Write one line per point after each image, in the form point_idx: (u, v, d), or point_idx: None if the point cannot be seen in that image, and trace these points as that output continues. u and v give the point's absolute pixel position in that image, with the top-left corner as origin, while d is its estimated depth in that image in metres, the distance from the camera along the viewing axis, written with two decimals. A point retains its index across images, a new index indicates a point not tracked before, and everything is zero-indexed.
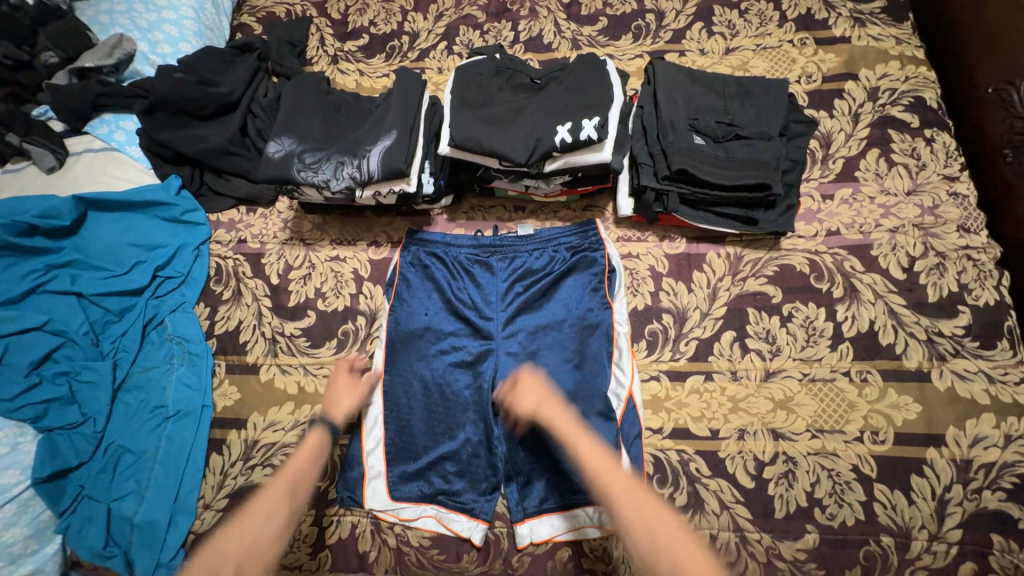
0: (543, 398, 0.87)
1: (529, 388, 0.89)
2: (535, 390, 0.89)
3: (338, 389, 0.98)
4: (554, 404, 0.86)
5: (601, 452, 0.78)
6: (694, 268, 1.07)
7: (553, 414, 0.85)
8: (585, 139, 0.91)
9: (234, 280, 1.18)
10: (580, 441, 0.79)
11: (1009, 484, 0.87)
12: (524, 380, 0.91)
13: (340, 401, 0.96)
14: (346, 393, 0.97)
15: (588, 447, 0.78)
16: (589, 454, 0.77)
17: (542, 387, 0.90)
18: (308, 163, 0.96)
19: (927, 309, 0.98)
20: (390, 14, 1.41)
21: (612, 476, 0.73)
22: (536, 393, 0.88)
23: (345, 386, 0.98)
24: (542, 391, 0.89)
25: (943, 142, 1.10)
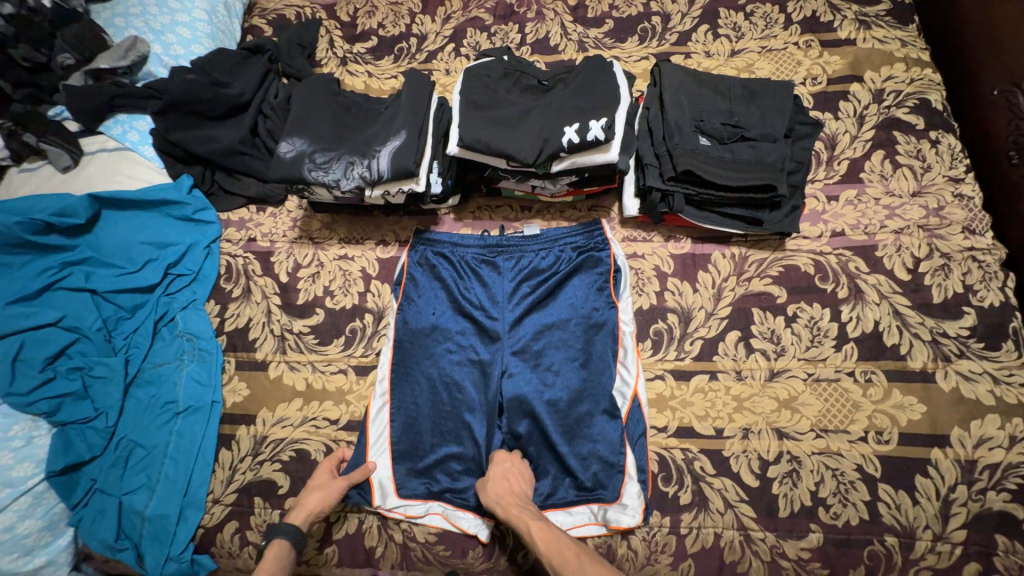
0: (506, 494, 0.88)
1: (494, 483, 0.91)
2: (501, 482, 0.91)
3: (310, 487, 0.94)
4: (517, 497, 0.88)
5: (554, 531, 0.80)
6: (699, 268, 1.08)
7: (514, 508, 0.86)
8: (592, 140, 0.92)
9: (244, 278, 1.20)
10: (532, 522, 0.82)
11: (1014, 485, 0.87)
12: (493, 470, 0.94)
13: (311, 497, 0.91)
14: (315, 492, 0.92)
15: (541, 529, 0.80)
16: (543, 536, 0.79)
17: (510, 477, 0.92)
18: (319, 163, 0.98)
19: (932, 310, 0.99)
20: (398, 16, 1.43)
21: (566, 551, 0.75)
22: (500, 485, 0.90)
23: (319, 482, 0.94)
24: (507, 485, 0.90)
25: (948, 143, 1.10)
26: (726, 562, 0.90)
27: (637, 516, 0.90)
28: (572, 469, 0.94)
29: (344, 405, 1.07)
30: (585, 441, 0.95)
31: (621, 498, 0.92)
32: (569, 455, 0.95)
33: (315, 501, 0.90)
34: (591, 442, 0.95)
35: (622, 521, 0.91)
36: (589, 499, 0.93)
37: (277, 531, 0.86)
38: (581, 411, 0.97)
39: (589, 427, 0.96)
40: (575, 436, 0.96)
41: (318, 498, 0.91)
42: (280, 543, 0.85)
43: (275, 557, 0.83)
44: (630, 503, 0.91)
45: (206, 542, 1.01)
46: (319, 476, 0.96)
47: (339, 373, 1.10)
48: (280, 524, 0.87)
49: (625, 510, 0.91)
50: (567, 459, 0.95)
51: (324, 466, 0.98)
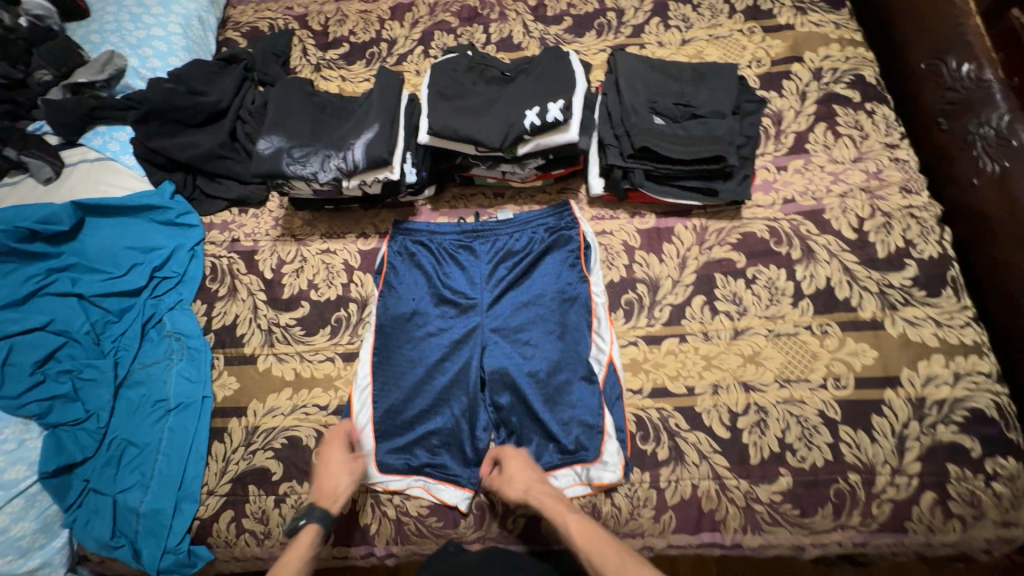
0: (533, 483, 0.94)
1: (517, 475, 0.95)
2: (518, 474, 0.95)
3: (334, 472, 0.97)
4: (540, 484, 0.94)
5: (589, 523, 0.87)
6: (664, 240, 1.15)
7: (541, 497, 0.91)
8: (552, 121, 0.99)
9: (229, 277, 1.23)
10: (567, 516, 0.88)
11: (961, 417, 0.94)
12: (511, 464, 0.97)
13: (334, 482, 0.96)
14: (342, 477, 0.96)
15: (578, 523, 0.87)
16: (580, 530, 0.86)
17: (526, 466, 0.97)
18: (296, 158, 1.03)
19: (878, 264, 1.07)
20: (369, 23, 1.50)
21: (605, 545, 0.83)
22: (520, 477, 0.95)
23: (341, 465, 0.98)
24: (526, 475, 0.95)
25: (883, 113, 1.20)
26: (705, 511, 0.95)
27: (619, 469, 0.95)
28: (555, 432, 0.99)
29: (332, 391, 1.10)
30: (565, 407, 1.01)
31: (603, 455, 0.97)
32: (551, 420, 1.00)
33: (343, 486, 0.96)
34: (571, 406, 1.00)
35: (604, 477, 0.96)
36: (574, 461, 0.97)
37: (308, 516, 0.92)
38: (561, 379, 1.02)
39: (568, 392, 1.01)
40: (555, 402, 1.01)
41: (344, 481, 0.96)
42: (311, 527, 0.91)
43: (308, 542, 0.89)
44: (612, 458, 0.96)
45: (201, 533, 1.02)
46: (332, 457, 0.98)
47: (326, 361, 1.13)
48: (312, 510, 0.92)
49: (607, 467, 0.96)
50: (549, 424, 0.99)
51: (333, 446, 1.00)
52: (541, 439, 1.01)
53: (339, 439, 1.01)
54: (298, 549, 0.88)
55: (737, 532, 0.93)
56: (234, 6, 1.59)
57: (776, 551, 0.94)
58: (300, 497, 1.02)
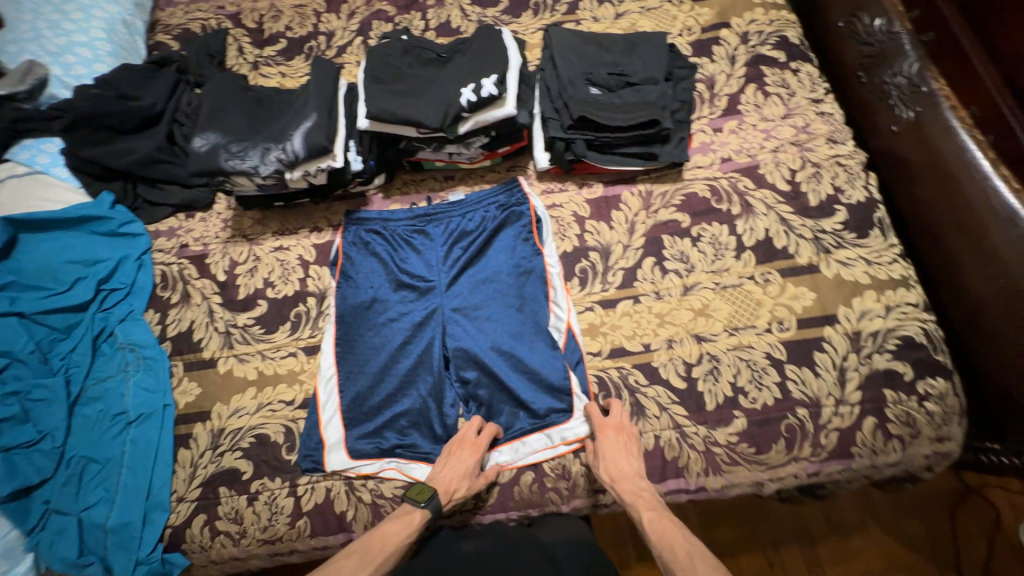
0: (620, 476, 0.92)
1: (608, 459, 0.93)
2: (613, 461, 0.93)
3: (460, 474, 0.94)
4: (630, 480, 0.91)
5: (667, 523, 0.86)
6: (613, 208, 1.19)
7: (629, 494, 0.90)
8: (488, 96, 1.01)
9: (181, 283, 1.21)
10: (645, 512, 0.88)
11: (893, 345, 1.01)
12: (607, 443, 0.95)
13: (452, 483, 0.93)
14: (463, 481, 0.93)
15: (653, 521, 0.86)
16: (656, 528, 0.85)
17: (624, 455, 0.94)
18: (235, 152, 1.02)
19: (811, 213, 1.13)
20: (304, 17, 1.48)
21: (678, 550, 0.81)
22: (614, 466, 0.93)
23: (466, 470, 0.94)
24: (621, 467, 0.92)
25: (808, 71, 1.26)
26: (669, 459, 0.99)
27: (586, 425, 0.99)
28: (523, 399, 1.02)
29: (297, 386, 1.10)
30: (529, 375, 1.03)
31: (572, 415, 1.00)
32: (518, 388, 1.02)
33: (462, 491, 0.93)
34: (535, 373, 1.03)
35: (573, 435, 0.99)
36: (543, 425, 1.00)
37: (427, 503, 0.90)
38: (524, 349, 1.04)
39: (532, 360, 1.04)
40: (520, 371, 1.04)
41: (462, 485, 0.93)
42: (424, 516, 0.90)
43: (416, 523, 0.89)
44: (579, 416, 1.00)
45: (175, 540, 1.01)
46: (461, 458, 0.96)
47: (289, 356, 1.13)
48: (433, 497, 0.90)
49: (575, 426, 1.00)
50: (516, 391, 1.02)
51: (473, 449, 0.97)
52: (511, 408, 1.03)
53: (478, 441, 0.98)
54: (401, 526, 0.89)
55: (700, 476, 0.98)
56: (162, 8, 1.54)
57: (738, 489, 0.99)
58: (273, 493, 1.02)
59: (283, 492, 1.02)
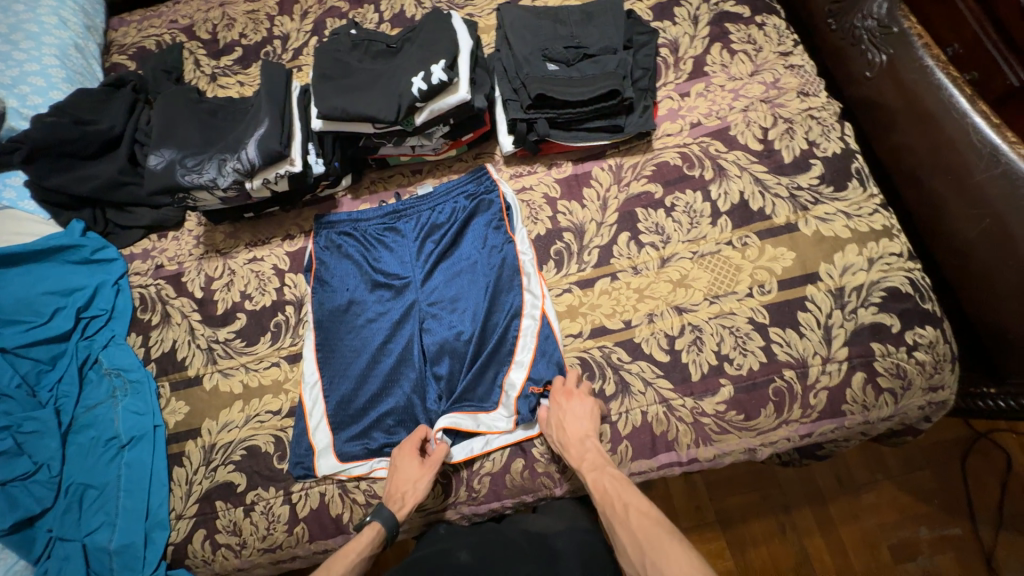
0: (569, 440, 0.92)
1: (561, 425, 0.94)
2: (560, 428, 0.94)
3: (402, 478, 0.95)
4: (576, 443, 0.91)
5: (610, 480, 0.85)
6: (583, 185, 1.16)
7: (575, 457, 0.90)
8: (439, 83, 0.99)
9: (160, 304, 1.21)
10: (590, 472, 0.87)
11: (879, 297, 0.98)
12: (560, 410, 0.95)
13: (401, 485, 0.94)
14: (408, 483, 0.94)
15: (597, 481, 0.86)
16: (599, 487, 0.85)
17: (576, 416, 0.94)
18: (191, 167, 1.00)
19: (786, 170, 1.10)
20: (257, 23, 1.45)
21: (615, 502, 0.81)
22: (560, 432, 0.94)
23: (407, 470, 0.95)
24: (566, 432, 0.93)
25: (774, 24, 1.22)
26: (656, 434, 0.98)
27: (509, 423, 0.99)
28: (500, 387, 1.01)
29: (283, 395, 1.10)
30: (501, 365, 1.02)
31: (500, 404, 1.01)
32: (491, 378, 1.02)
33: (412, 491, 0.93)
34: (508, 362, 1.02)
35: (497, 425, 1.00)
36: (470, 408, 1.01)
37: (376, 514, 0.91)
38: (499, 339, 1.03)
39: (506, 349, 1.02)
40: (496, 360, 1.02)
41: (410, 487, 0.93)
42: (374, 530, 0.89)
43: (367, 538, 0.88)
44: (506, 407, 1.00)
45: (178, 556, 1.02)
46: (398, 461, 0.97)
47: (272, 366, 1.13)
48: (380, 508, 0.91)
49: (500, 416, 1.01)
50: (492, 380, 1.02)
51: (406, 452, 0.97)
52: (480, 401, 1.01)
53: (407, 441, 0.98)
54: (357, 545, 0.88)
55: (690, 447, 0.97)
56: (115, 29, 1.53)
57: (731, 457, 0.98)
58: (268, 502, 1.03)
59: (278, 500, 1.02)
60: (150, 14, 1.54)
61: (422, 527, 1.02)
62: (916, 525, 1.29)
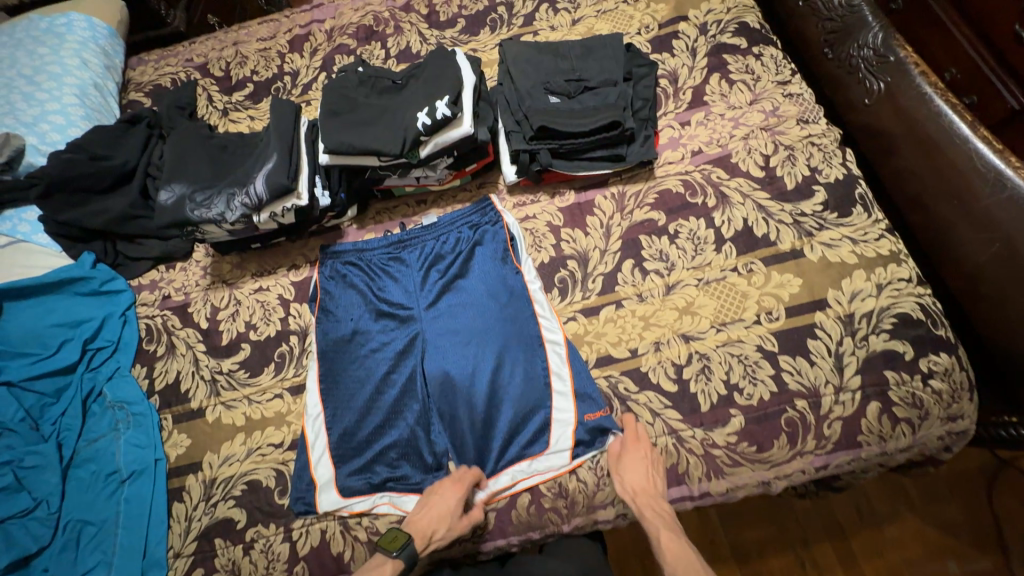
0: (641, 490, 0.89)
1: (633, 470, 0.91)
2: (635, 475, 0.91)
3: (438, 514, 0.90)
4: (650, 495, 0.89)
5: (684, 546, 0.83)
6: (587, 213, 1.17)
7: (648, 510, 0.87)
8: (443, 118, 1.01)
9: (165, 335, 1.21)
10: (664, 533, 0.84)
11: (890, 324, 0.97)
12: (632, 454, 0.93)
13: (429, 524, 0.89)
14: (443, 522, 0.89)
15: (671, 543, 0.83)
16: (673, 550, 0.82)
17: (648, 467, 0.92)
18: (200, 202, 1.02)
19: (789, 197, 1.10)
20: (269, 60, 1.51)
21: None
22: (637, 478, 0.90)
23: (448, 512, 0.90)
24: (642, 481, 0.90)
25: (771, 54, 1.24)
26: (666, 467, 0.95)
27: (566, 457, 0.96)
28: (549, 425, 0.99)
29: (285, 427, 1.09)
30: (528, 395, 1.01)
31: (551, 444, 0.98)
32: (518, 412, 1.00)
33: (441, 533, 0.89)
34: (538, 392, 1.01)
35: (554, 464, 0.97)
36: (521, 455, 0.98)
37: (401, 551, 0.85)
38: (532, 372, 1.02)
39: (542, 382, 1.01)
40: (520, 391, 1.01)
41: (440, 530, 0.89)
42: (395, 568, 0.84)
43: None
44: (558, 444, 0.98)
45: None
46: (443, 499, 0.91)
47: (275, 398, 1.12)
48: (406, 545, 0.86)
49: (555, 453, 0.97)
50: (539, 421, 0.99)
51: (454, 487, 0.93)
52: (518, 438, 1.00)
53: (463, 481, 0.94)
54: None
55: (702, 481, 0.94)
56: (133, 67, 1.60)
57: (745, 491, 0.95)
58: (268, 539, 1.00)
59: (278, 538, 1.00)
60: (167, 53, 1.61)
61: (425, 567, 0.98)
62: (945, 560, 1.23)
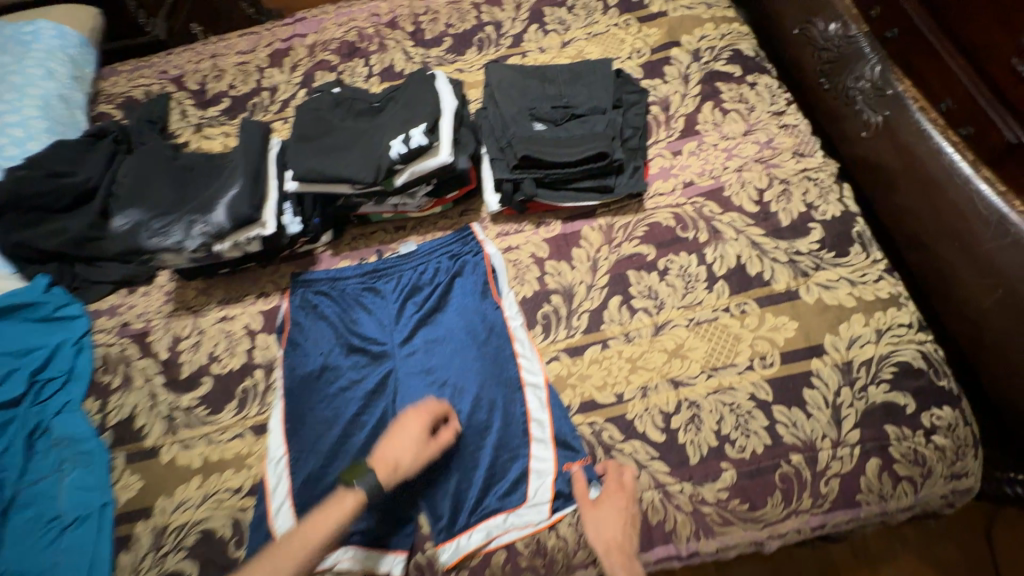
0: (616, 547, 0.84)
1: (609, 523, 0.86)
2: (610, 530, 0.85)
3: (403, 444, 0.87)
4: (624, 554, 0.84)
5: None
6: (573, 245, 1.11)
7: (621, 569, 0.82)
8: (418, 147, 0.95)
9: (122, 366, 1.13)
10: None
11: (890, 373, 0.91)
12: (609, 506, 0.87)
13: (395, 455, 0.86)
14: (407, 453, 0.86)
15: None
16: None
17: (625, 522, 0.86)
18: (156, 230, 0.96)
19: (783, 234, 1.05)
20: (247, 74, 1.45)
21: None
22: (612, 533, 0.85)
23: (412, 440, 0.87)
24: (618, 537, 0.85)
25: (765, 83, 1.20)
26: (652, 524, 0.89)
27: (545, 512, 0.89)
28: (527, 475, 0.92)
29: (245, 471, 1.01)
30: (505, 441, 0.94)
31: (528, 497, 0.90)
32: (494, 460, 0.93)
33: (406, 463, 0.86)
34: (515, 438, 0.94)
35: (531, 519, 0.89)
36: (496, 507, 0.91)
37: (362, 483, 0.82)
38: (510, 417, 0.96)
39: (521, 429, 0.95)
40: (497, 436, 0.94)
41: (406, 459, 0.86)
42: (360, 496, 0.81)
43: (349, 506, 0.80)
44: (536, 497, 0.90)
45: None
46: (407, 427, 0.88)
47: (236, 438, 1.04)
48: (367, 476, 0.83)
49: (532, 507, 0.90)
50: (516, 471, 0.92)
51: (417, 418, 0.89)
52: (493, 488, 0.92)
53: (427, 411, 0.90)
54: (331, 516, 0.79)
55: (691, 540, 0.88)
56: (105, 78, 1.53)
57: (736, 551, 0.88)
58: None
59: None
60: (142, 65, 1.55)
61: None
62: None
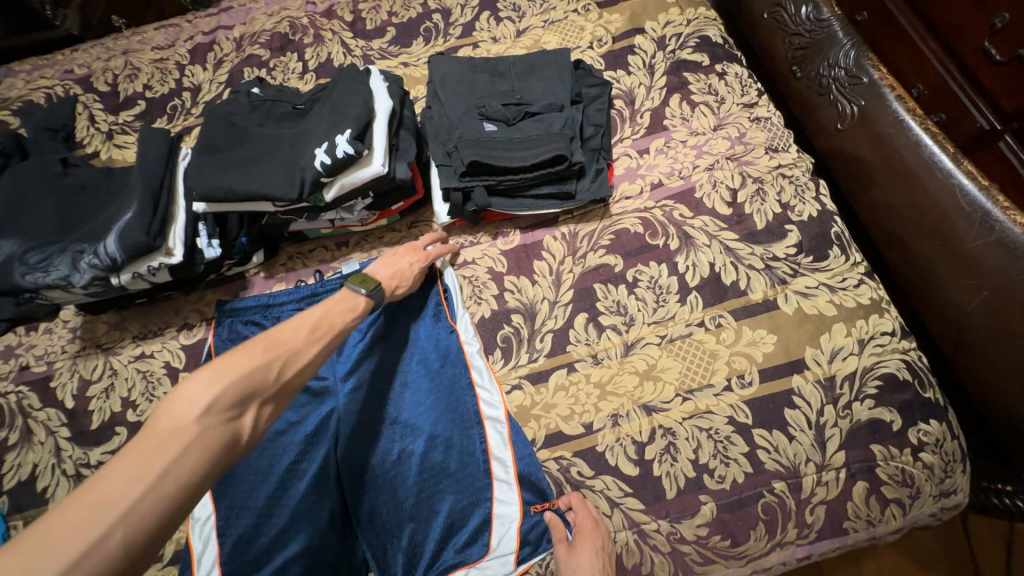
0: None
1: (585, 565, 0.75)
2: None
3: (402, 267, 0.91)
4: None
5: None
6: (534, 258, 1.01)
7: None
8: (344, 156, 0.83)
9: (19, 418, 0.98)
10: None
11: (874, 388, 0.85)
12: (584, 547, 0.77)
13: (397, 278, 0.89)
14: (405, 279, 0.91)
15: None
16: None
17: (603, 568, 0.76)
18: (34, 263, 0.83)
19: (759, 237, 0.97)
20: (165, 72, 1.28)
21: None
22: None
23: (410, 270, 0.92)
24: None
25: (735, 73, 1.11)
26: (628, 568, 0.80)
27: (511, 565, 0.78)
28: (490, 521, 0.81)
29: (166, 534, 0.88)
30: (465, 483, 0.84)
31: (493, 545, 0.80)
32: (452, 506, 0.82)
33: (403, 289, 0.90)
34: (475, 479, 0.84)
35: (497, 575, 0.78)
36: (457, 562, 0.80)
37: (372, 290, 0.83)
38: (468, 456, 0.85)
39: (481, 468, 0.84)
40: (454, 478, 0.84)
41: (404, 286, 0.90)
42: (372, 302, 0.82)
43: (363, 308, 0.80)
44: (501, 546, 0.79)
45: None
46: (407, 259, 0.93)
47: None
48: (378, 288, 0.84)
49: (497, 560, 0.79)
50: (478, 517, 0.81)
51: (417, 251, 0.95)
52: (453, 538, 0.81)
53: (426, 252, 0.95)
54: (349, 308, 0.79)
55: None
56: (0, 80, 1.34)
57: None
58: None
59: None
60: (43, 63, 1.35)
61: None
62: None
